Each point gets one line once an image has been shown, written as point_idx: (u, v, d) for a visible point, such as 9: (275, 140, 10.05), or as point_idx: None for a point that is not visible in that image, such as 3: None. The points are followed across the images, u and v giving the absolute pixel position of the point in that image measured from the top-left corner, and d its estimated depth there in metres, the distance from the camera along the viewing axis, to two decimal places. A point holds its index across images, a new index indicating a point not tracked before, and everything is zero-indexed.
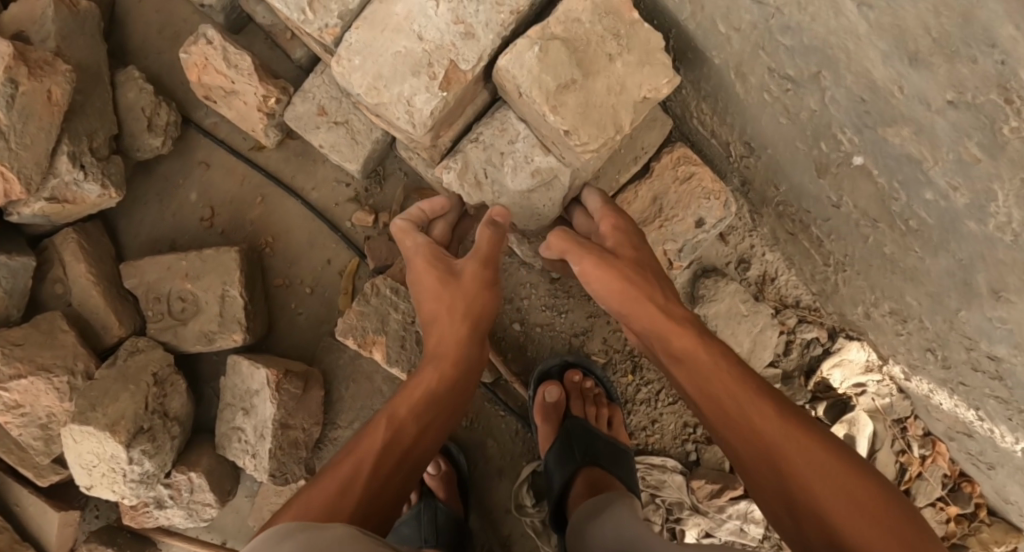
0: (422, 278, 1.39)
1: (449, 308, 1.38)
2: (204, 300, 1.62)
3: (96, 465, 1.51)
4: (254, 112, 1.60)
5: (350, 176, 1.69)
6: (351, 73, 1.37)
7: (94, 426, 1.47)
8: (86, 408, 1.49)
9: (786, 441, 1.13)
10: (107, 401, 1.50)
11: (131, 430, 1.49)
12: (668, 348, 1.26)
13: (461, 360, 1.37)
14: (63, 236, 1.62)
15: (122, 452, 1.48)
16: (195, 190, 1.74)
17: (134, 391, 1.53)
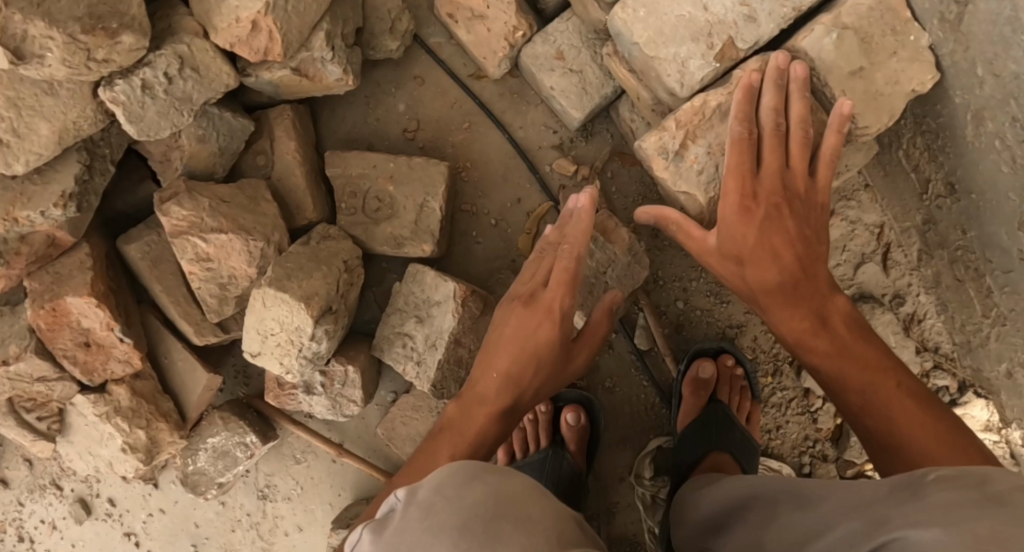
0: (502, 338, 1.45)
1: (498, 358, 1.44)
2: (402, 205, 1.66)
3: (274, 334, 1.52)
4: (497, 41, 1.65)
5: (561, 124, 1.75)
6: (633, 22, 1.44)
7: (290, 295, 1.48)
8: (283, 276, 1.51)
9: (889, 397, 1.33)
10: (303, 276, 1.52)
11: (321, 308, 1.51)
12: (777, 258, 1.41)
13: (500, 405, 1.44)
14: (280, 111, 1.66)
15: (308, 327, 1.50)
16: (405, 101, 1.78)
17: (325, 272, 1.55)
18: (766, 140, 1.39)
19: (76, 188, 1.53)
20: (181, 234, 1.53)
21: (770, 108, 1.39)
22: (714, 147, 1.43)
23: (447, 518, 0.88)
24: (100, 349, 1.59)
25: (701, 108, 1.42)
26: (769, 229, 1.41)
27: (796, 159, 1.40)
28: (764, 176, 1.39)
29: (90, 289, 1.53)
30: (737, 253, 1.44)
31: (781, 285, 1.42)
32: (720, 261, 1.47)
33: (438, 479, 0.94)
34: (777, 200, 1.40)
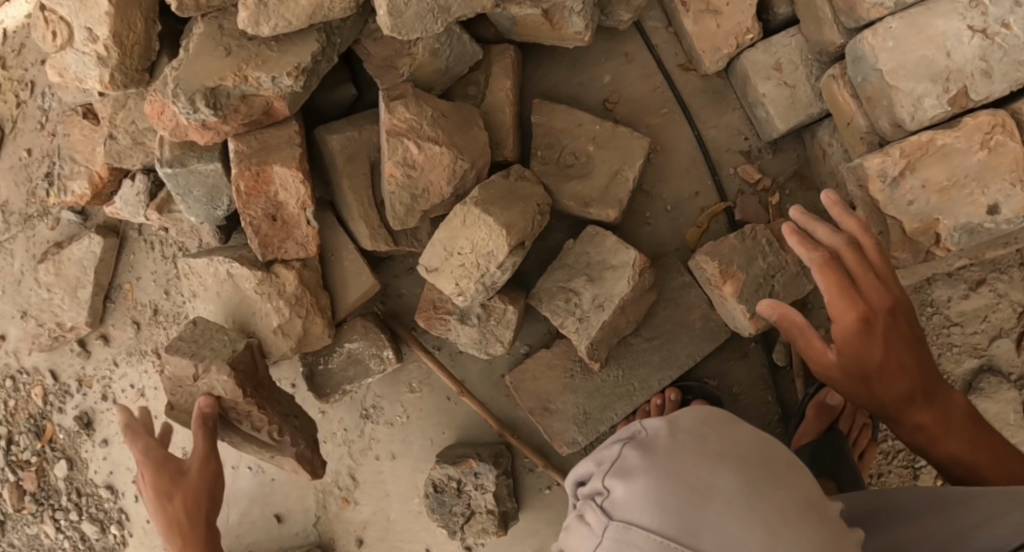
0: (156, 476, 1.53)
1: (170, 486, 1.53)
2: (597, 167, 1.71)
3: (463, 254, 1.56)
4: (724, 38, 1.72)
5: (754, 133, 1.82)
6: (880, 50, 1.51)
7: (494, 220, 1.52)
8: (487, 201, 1.55)
9: None
10: (504, 205, 1.56)
11: (516, 241, 1.54)
12: (900, 366, 1.37)
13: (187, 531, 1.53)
14: (504, 49, 1.71)
15: (501, 255, 1.53)
16: (612, 74, 1.84)
17: (523, 209, 1.58)
18: (853, 262, 1.34)
19: (309, 65, 1.56)
20: (396, 136, 1.56)
21: (839, 235, 1.35)
22: (929, 182, 1.49)
23: (727, 450, 0.91)
24: (283, 227, 1.63)
25: (926, 144, 1.48)
26: (890, 339, 1.36)
27: (881, 268, 1.36)
28: (866, 290, 1.34)
29: (298, 164, 1.58)
30: (859, 368, 1.38)
31: (911, 393, 1.37)
32: (839, 376, 1.41)
33: (686, 414, 0.97)
34: (884, 312, 1.35)
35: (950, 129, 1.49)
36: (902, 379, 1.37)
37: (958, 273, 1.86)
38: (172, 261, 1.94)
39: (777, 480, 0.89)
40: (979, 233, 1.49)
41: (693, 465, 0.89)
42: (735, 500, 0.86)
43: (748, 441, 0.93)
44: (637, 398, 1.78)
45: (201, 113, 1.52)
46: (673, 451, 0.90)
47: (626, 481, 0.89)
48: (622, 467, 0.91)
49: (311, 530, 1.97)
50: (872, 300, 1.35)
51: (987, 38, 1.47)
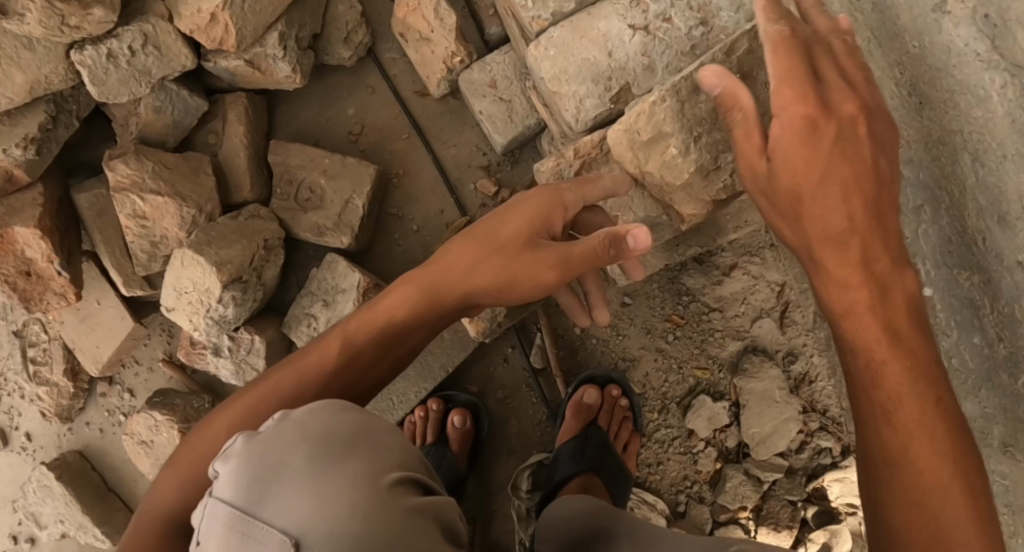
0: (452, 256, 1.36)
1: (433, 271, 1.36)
2: (329, 198, 1.80)
3: (188, 292, 1.67)
4: (438, 62, 1.82)
5: (491, 148, 1.91)
6: (542, 59, 1.57)
7: (205, 259, 1.63)
8: (203, 242, 1.66)
9: (919, 417, 1.12)
10: (223, 244, 1.66)
11: (232, 275, 1.65)
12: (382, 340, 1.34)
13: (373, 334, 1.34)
14: (235, 97, 1.83)
15: (217, 291, 1.64)
16: (354, 107, 1.96)
17: (244, 245, 1.69)
18: (558, 225, 1.31)
19: (39, 135, 1.70)
20: (122, 190, 1.71)
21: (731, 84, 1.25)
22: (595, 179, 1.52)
23: (307, 433, 0.97)
24: (39, 280, 1.76)
25: (598, 145, 1.56)
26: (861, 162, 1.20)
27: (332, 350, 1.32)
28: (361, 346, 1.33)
29: (37, 223, 1.71)
30: (792, 186, 1.22)
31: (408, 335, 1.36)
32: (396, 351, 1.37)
33: (314, 405, 1.02)
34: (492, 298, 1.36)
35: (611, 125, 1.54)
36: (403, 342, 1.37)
37: (711, 259, 1.91)
38: None
39: (339, 463, 0.95)
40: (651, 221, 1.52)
41: (272, 452, 0.95)
42: (296, 479, 0.93)
43: (332, 427, 0.98)
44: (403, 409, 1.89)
45: None
46: (259, 444, 0.97)
47: (223, 464, 0.97)
48: (224, 453, 0.98)
49: None
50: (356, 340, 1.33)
51: (648, 35, 1.54)
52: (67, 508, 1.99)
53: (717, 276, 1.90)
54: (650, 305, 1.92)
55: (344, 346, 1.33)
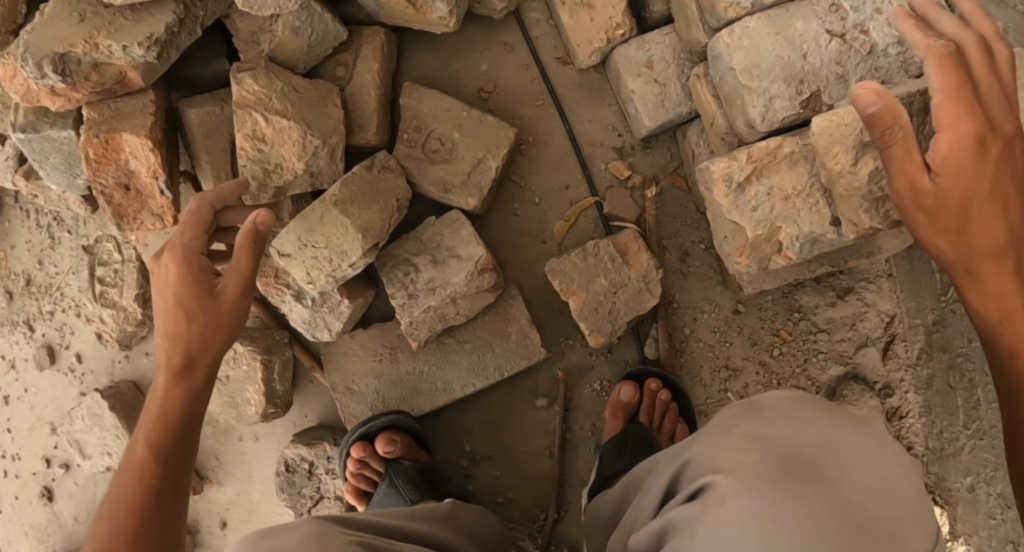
0: (183, 271, 1.32)
1: (190, 317, 1.32)
2: (461, 154, 1.69)
3: (317, 248, 1.54)
4: (596, 32, 1.71)
5: (628, 130, 1.81)
6: (735, 49, 1.49)
7: (351, 222, 1.53)
8: (346, 200, 1.55)
9: None
10: (364, 205, 1.56)
11: (373, 242, 1.57)
12: (160, 409, 1.30)
13: (185, 360, 1.32)
14: (374, 32, 1.69)
15: (354, 255, 1.54)
16: (489, 63, 1.83)
17: (382, 207, 1.59)
18: (207, 262, 1.35)
19: (162, 36, 1.52)
20: (246, 107, 1.55)
21: (897, 105, 1.21)
22: (775, 189, 1.45)
23: None
24: (137, 197, 1.60)
25: (774, 151, 1.44)
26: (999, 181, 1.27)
27: (170, 375, 1.32)
28: (171, 401, 1.30)
29: (148, 132, 1.55)
30: (956, 199, 1.27)
31: (185, 402, 1.32)
32: (183, 374, 1.32)
33: None
34: (215, 349, 1.35)
35: (797, 132, 1.46)
36: (197, 406, 1.33)
37: (828, 279, 1.88)
38: (46, 230, 1.98)
39: None
40: (821, 243, 1.47)
41: None
42: None
43: None
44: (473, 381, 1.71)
45: (48, 79, 1.50)
46: None
47: None
48: None
49: None
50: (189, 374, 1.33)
51: (845, 43, 1.50)
52: (116, 440, 1.88)
53: (835, 299, 1.87)
54: (761, 315, 1.87)
55: (183, 392, 1.31)
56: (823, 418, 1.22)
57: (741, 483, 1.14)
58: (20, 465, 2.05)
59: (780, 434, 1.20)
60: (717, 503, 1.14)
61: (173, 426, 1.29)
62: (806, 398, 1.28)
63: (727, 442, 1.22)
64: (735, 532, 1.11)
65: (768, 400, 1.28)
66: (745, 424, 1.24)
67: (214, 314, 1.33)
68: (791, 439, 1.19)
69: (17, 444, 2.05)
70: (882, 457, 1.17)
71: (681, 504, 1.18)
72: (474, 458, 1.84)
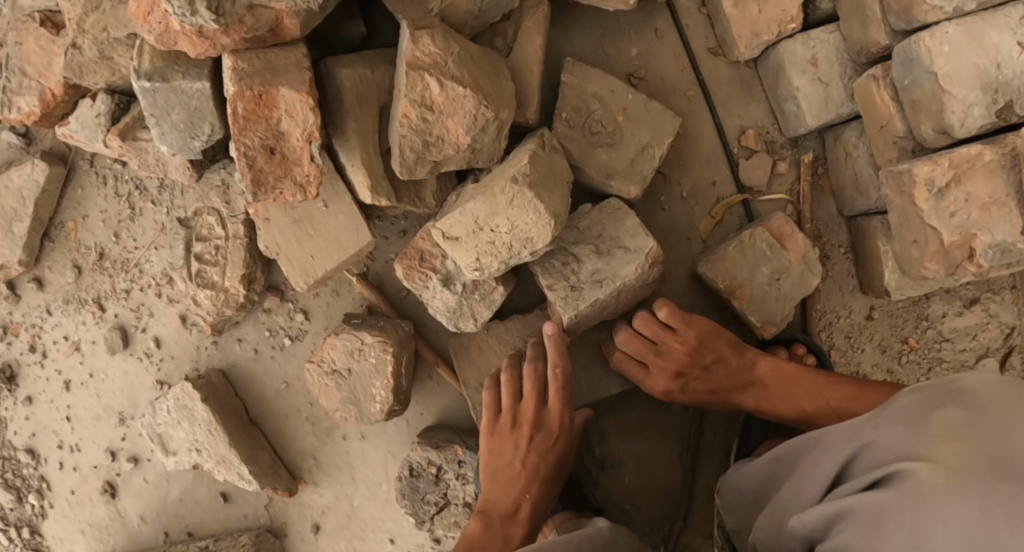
0: (505, 420, 1.55)
1: (497, 461, 1.54)
2: (625, 138, 1.60)
3: (499, 233, 1.42)
4: (764, 24, 1.64)
5: (778, 129, 1.76)
6: (934, 52, 1.45)
7: (544, 208, 1.40)
8: (536, 183, 1.42)
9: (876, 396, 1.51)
10: (550, 189, 1.44)
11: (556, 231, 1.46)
12: (501, 538, 1.49)
13: (507, 493, 1.53)
14: (538, 4, 1.58)
15: (540, 245, 1.44)
16: (639, 49, 1.74)
17: (562, 192, 1.48)
18: (529, 408, 1.54)
19: None
20: (416, 71, 1.41)
21: (645, 330, 1.60)
22: (972, 197, 1.43)
23: None
24: (281, 162, 1.43)
25: (974, 158, 1.42)
26: (742, 366, 1.60)
27: (481, 518, 1.52)
28: (508, 530, 1.51)
29: (308, 89, 1.39)
30: (728, 383, 1.61)
31: (500, 532, 1.50)
32: (494, 516, 1.52)
33: None
34: (529, 485, 1.54)
35: (994, 141, 1.44)
36: (514, 530, 1.51)
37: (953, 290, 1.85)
38: (127, 200, 1.77)
39: None
40: (1013, 253, 1.44)
41: None
42: None
43: None
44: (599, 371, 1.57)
45: (198, 17, 1.30)
46: None
47: None
48: None
49: (262, 512, 1.81)
50: (499, 511, 1.52)
51: None
52: (208, 436, 1.69)
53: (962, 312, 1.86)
54: (892, 324, 1.84)
55: (501, 512, 1.52)
56: None
57: (944, 478, 1.10)
58: (77, 458, 1.84)
59: (1000, 429, 1.12)
60: (915, 490, 1.11)
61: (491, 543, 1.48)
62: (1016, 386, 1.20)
63: (929, 433, 1.17)
64: (938, 532, 1.07)
65: (964, 385, 1.24)
66: (942, 414, 1.19)
67: (517, 447, 1.54)
68: (1007, 440, 1.10)
69: (75, 436, 1.83)
70: None
71: (863, 493, 1.18)
72: (606, 463, 1.75)
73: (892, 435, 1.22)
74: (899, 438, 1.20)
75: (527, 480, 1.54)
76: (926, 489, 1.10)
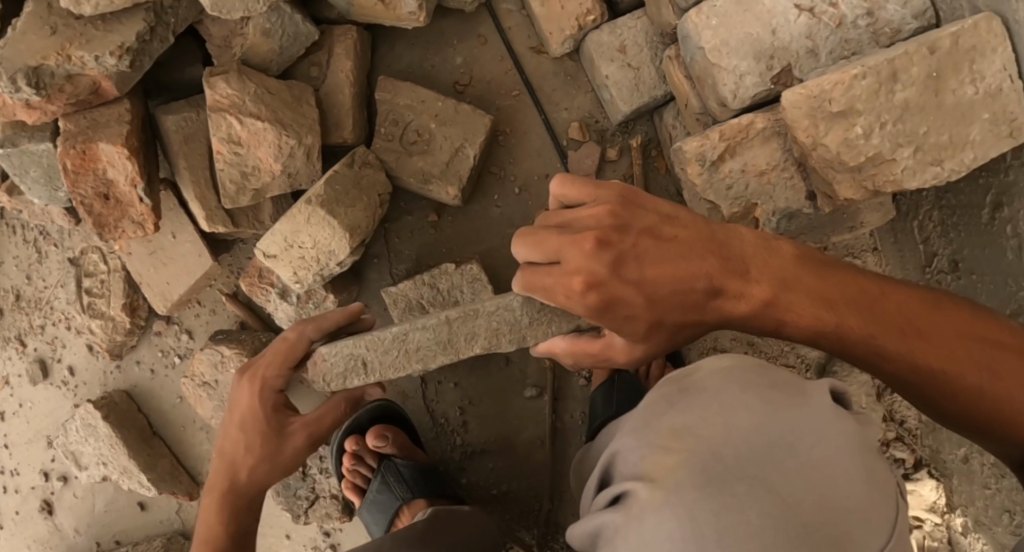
0: (250, 387, 1.39)
1: (235, 432, 1.40)
2: (439, 144, 1.70)
3: (303, 247, 1.58)
4: (567, 19, 1.71)
5: (606, 116, 1.82)
6: (703, 28, 1.48)
7: (337, 222, 1.55)
8: (332, 199, 1.57)
9: (865, 320, 1.14)
10: (349, 204, 1.58)
11: (359, 241, 1.61)
12: (228, 509, 1.40)
13: (234, 463, 1.39)
14: (346, 30, 1.70)
15: (342, 256, 1.58)
16: (463, 56, 1.83)
17: (366, 204, 1.62)
18: (280, 371, 1.39)
19: (134, 45, 1.52)
20: (219, 111, 1.56)
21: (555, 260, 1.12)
22: (749, 166, 1.45)
23: None
24: (117, 205, 1.60)
25: (746, 128, 1.44)
26: (697, 274, 1.11)
27: (212, 486, 1.42)
28: (241, 516, 1.41)
29: (124, 141, 1.55)
30: (672, 289, 1.11)
31: (223, 503, 1.40)
32: (222, 487, 1.40)
33: None
34: (264, 464, 1.39)
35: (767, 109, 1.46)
36: (240, 501, 1.41)
37: (813, 255, 1.84)
38: (31, 247, 1.97)
39: None
40: (798, 217, 1.47)
41: None
42: None
43: None
44: (433, 334, 1.33)
45: (22, 92, 1.49)
46: None
47: None
48: None
49: (175, 516, 2.00)
50: (235, 485, 1.40)
51: (814, 17, 1.48)
52: (111, 451, 1.87)
53: None
54: None
55: (234, 485, 1.40)
56: (758, 394, 1.13)
57: (661, 494, 1.07)
58: (17, 480, 2.04)
59: (707, 426, 1.11)
60: (641, 510, 1.08)
61: (209, 513, 1.40)
62: (747, 370, 1.18)
63: (653, 439, 1.14)
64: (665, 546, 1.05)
65: (701, 371, 1.21)
66: (670, 416, 1.15)
67: (258, 412, 1.39)
68: (718, 434, 1.10)
69: (14, 460, 2.04)
70: (824, 447, 1.08)
71: (607, 507, 1.13)
72: (469, 451, 1.85)
73: (632, 441, 1.17)
74: (636, 452, 1.14)
75: (262, 453, 1.39)
76: (649, 507, 1.07)
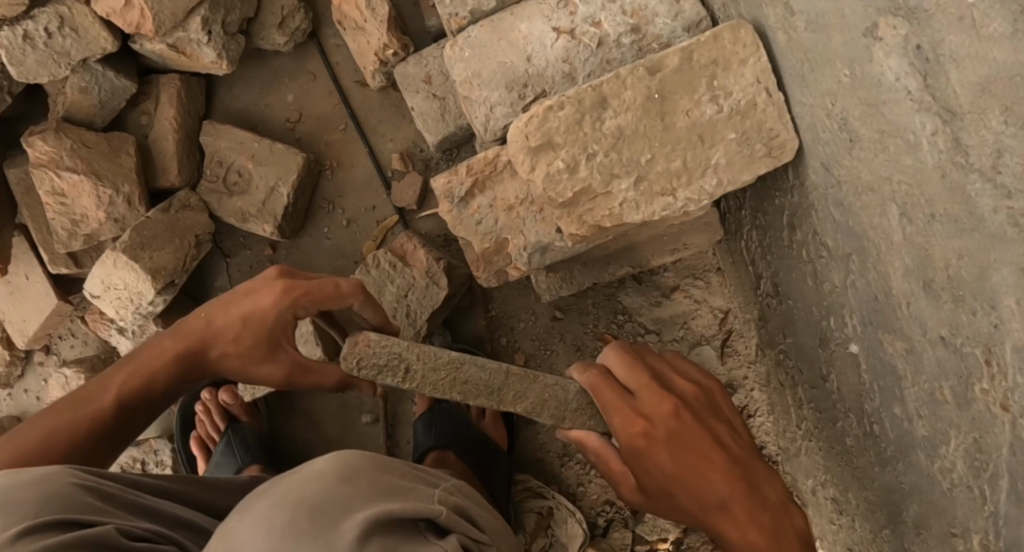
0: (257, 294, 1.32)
1: (199, 333, 1.35)
2: (255, 184, 1.77)
3: (117, 288, 1.68)
4: (370, 54, 1.73)
5: (428, 145, 1.82)
6: (457, 60, 1.47)
7: (140, 265, 1.65)
8: (137, 244, 1.67)
9: (685, 460, 1.21)
10: (156, 247, 1.68)
11: (167, 281, 1.70)
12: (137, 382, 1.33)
13: (213, 332, 1.34)
14: (168, 79, 1.80)
15: (152, 296, 1.69)
16: (294, 94, 1.89)
17: (178, 246, 1.72)
18: (284, 314, 1.31)
19: None
20: (42, 167, 1.70)
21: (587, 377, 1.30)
22: (498, 200, 1.43)
23: None
24: None
25: (491, 161, 1.41)
26: (665, 428, 1.22)
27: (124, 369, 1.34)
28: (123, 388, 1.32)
29: None
30: (637, 434, 1.23)
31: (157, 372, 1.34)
32: (146, 361, 1.34)
33: None
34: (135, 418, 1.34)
35: None
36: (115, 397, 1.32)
37: (651, 278, 1.80)
38: None
39: None
40: (554, 252, 1.41)
41: None
42: None
43: None
44: (490, 377, 1.27)
45: None
46: None
47: None
48: None
49: None
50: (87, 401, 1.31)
51: (572, 39, 1.44)
52: None
53: (659, 300, 1.80)
54: (583, 320, 1.82)
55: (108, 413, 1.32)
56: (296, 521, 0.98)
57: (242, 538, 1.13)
58: None
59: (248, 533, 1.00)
60: None
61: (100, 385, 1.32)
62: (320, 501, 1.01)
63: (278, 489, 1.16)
64: None
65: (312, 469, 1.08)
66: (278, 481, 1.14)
67: (253, 310, 1.32)
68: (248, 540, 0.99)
69: None
70: None
71: None
72: None
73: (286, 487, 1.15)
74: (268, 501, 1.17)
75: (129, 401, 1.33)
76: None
